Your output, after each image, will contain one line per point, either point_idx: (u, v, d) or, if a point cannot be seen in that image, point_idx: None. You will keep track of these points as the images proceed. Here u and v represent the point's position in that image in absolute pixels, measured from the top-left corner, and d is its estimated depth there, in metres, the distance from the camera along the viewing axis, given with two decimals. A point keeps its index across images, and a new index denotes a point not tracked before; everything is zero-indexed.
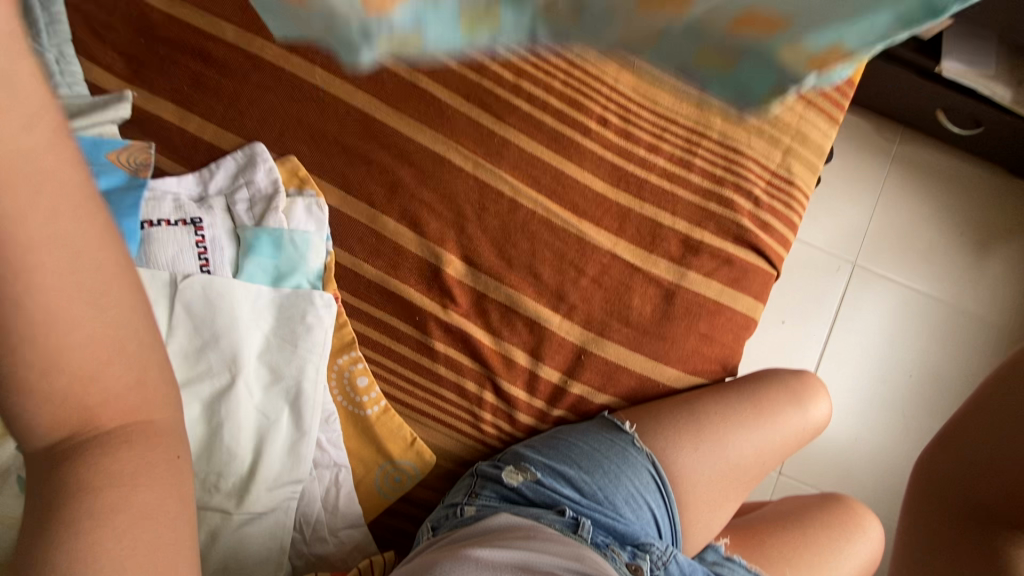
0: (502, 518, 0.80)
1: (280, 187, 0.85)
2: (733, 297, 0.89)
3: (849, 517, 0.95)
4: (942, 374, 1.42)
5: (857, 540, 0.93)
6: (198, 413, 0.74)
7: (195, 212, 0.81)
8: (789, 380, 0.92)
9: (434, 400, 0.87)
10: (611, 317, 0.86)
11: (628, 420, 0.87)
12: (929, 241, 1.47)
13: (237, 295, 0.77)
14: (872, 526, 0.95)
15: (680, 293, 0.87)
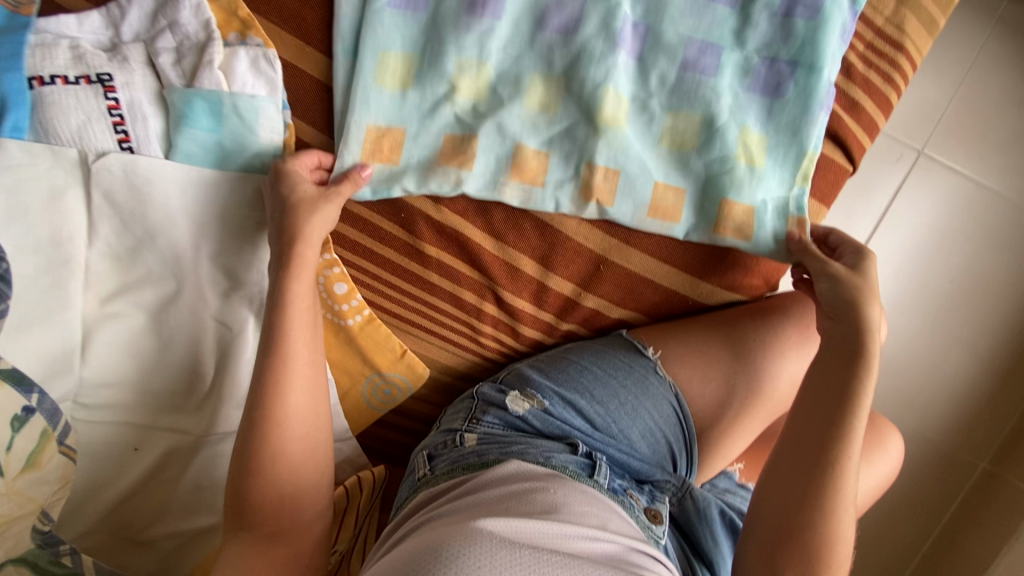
0: (511, 467, 0.67)
1: (215, 32, 0.63)
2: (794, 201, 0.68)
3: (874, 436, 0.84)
4: (991, 283, 1.29)
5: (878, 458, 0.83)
6: (143, 323, 0.62)
7: (102, 66, 0.60)
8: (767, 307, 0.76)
9: (427, 310, 0.76)
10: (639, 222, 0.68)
11: (651, 344, 0.78)
12: (1014, 128, 1.25)
13: (171, 182, 0.61)
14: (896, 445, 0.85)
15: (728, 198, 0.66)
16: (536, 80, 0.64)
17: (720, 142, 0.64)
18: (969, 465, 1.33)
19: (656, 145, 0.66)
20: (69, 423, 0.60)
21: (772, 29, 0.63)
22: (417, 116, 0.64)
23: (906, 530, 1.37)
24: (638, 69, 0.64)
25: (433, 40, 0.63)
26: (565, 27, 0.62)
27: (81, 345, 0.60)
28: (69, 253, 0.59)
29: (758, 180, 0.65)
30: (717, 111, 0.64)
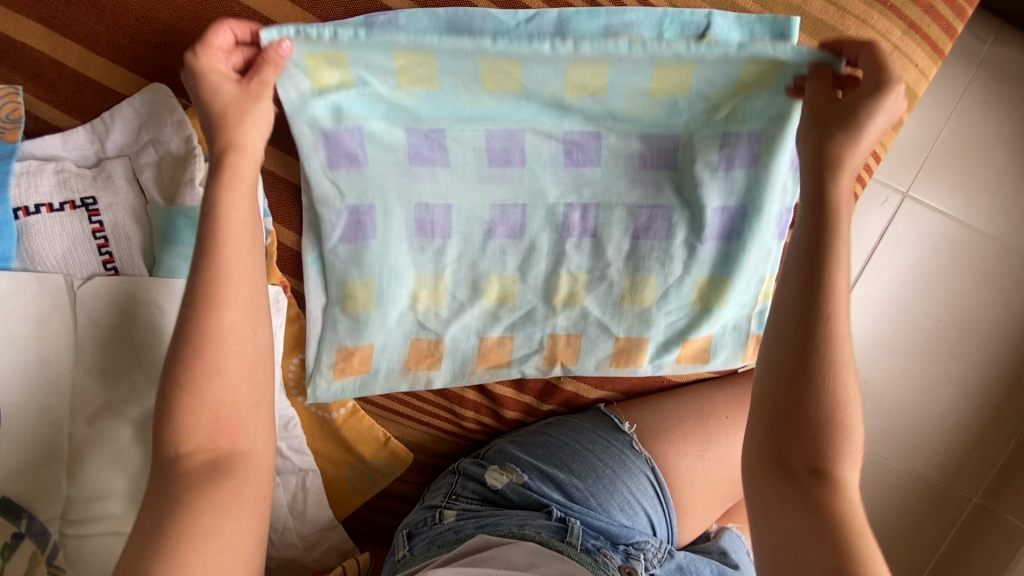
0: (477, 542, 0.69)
1: (196, 147, 0.65)
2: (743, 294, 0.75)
3: None
4: (976, 321, 1.30)
5: None
6: (129, 436, 0.63)
7: (85, 191, 0.63)
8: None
9: (410, 400, 0.78)
10: (605, 313, 0.74)
11: (628, 420, 0.80)
12: (996, 170, 1.27)
13: (154, 298, 0.63)
14: None
15: (683, 325, 0.75)
16: (491, 277, 0.71)
17: (674, 298, 0.73)
18: (963, 500, 1.34)
19: (618, 307, 0.73)
20: (58, 543, 0.61)
21: (720, 172, 0.67)
22: (386, 326, 0.71)
23: (903, 566, 1.37)
24: (592, 247, 0.71)
25: (383, 259, 0.68)
26: (512, 231, 0.69)
27: (68, 464, 0.61)
28: (55, 375, 0.60)
29: (715, 315, 0.74)
30: (669, 276, 0.72)
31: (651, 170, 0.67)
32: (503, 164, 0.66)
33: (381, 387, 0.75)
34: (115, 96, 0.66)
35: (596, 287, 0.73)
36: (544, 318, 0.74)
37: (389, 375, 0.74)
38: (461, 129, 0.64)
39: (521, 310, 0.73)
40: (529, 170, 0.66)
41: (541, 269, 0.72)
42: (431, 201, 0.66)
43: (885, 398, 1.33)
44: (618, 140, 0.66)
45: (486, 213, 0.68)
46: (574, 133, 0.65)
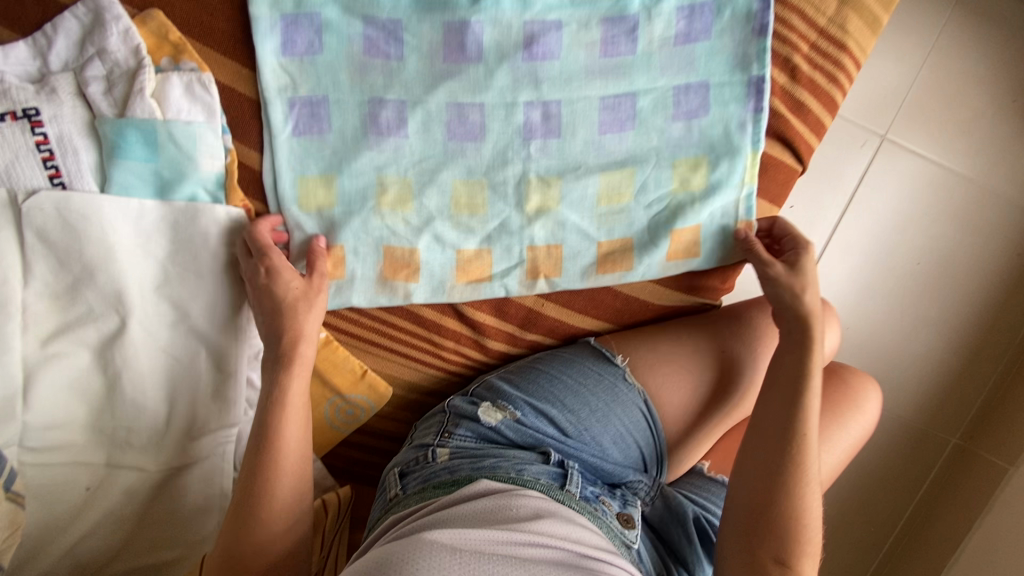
0: (478, 488, 0.64)
1: (145, 58, 0.62)
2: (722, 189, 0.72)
3: (848, 402, 0.88)
4: (955, 262, 1.31)
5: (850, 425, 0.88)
6: (88, 362, 0.61)
7: (27, 101, 0.59)
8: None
9: (388, 330, 0.76)
10: (584, 215, 0.72)
11: (620, 351, 0.79)
12: (976, 109, 1.26)
13: (108, 215, 0.60)
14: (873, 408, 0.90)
15: (668, 230, 0.73)
16: (457, 185, 0.70)
17: (652, 194, 0.72)
18: (942, 441, 1.35)
19: (595, 210, 0.72)
20: (14, 469, 0.58)
21: (676, 50, 0.68)
22: (355, 227, 0.69)
23: (884, 508, 1.38)
24: (557, 151, 0.70)
25: (342, 150, 0.67)
26: (476, 130, 0.68)
27: (23, 389, 0.58)
28: (5, 295, 0.57)
29: (698, 203, 0.72)
30: (643, 169, 0.71)
31: (605, 63, 0.68)
32: (459, 58, 0.66)
33: (357, 296, 0.71)
34: (56, 6, 0.62)
35: (568, 188, 0.71)
36: (519, 229, 0.72)
37: (362, 279, 0.71)
38: (420, 21, 0.65)
39: (496, 214, 0.71)
40: (484, 65, 0.66)
41: (512, 173, 0.70)
42: (389, 96, 0.66)
43: (865, 342, 1.34)
44: (577, 29, 0.67)
45: (443, 113, 0.67)
46: (532, 20, 0.66)
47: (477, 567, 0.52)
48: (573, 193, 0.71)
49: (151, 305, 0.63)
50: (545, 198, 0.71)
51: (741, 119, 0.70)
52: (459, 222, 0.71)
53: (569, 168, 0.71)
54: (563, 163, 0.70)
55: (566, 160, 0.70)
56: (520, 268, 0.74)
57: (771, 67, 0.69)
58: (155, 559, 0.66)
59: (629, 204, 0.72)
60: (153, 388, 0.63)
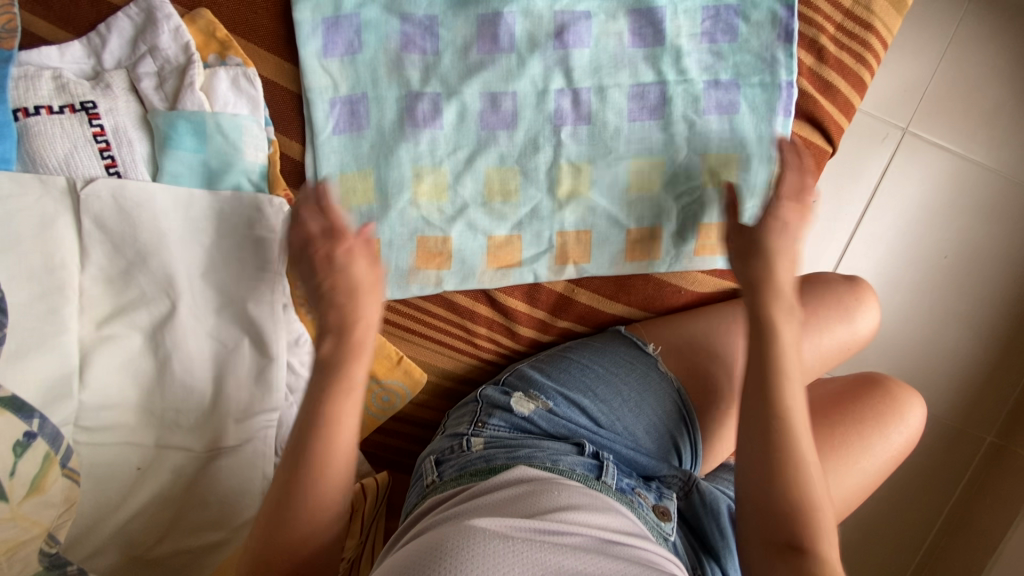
0: (519, 474, 0.63)
1: (194, 54, 0.65)
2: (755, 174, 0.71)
3: (887, 407, 0.87)
4: (984, 253, 1.29)
5: (890, 429, 0.87)
6: (139, 345, 0.63)
7: (85, 95, 0.62)
8: (844, 292, 0.75)
9: (422, 316, 0.77)
10: (615, 203, 0.73)
11: (651, 341, 0.78)
12: (999, 100, 1.26)
13: (160, 203, 0.62)
14: (915, 416, 0.88)
15: (698, 215, 0.73)
16: (491, 174, 0.71)
17: (682, 184, 0.72)
18: (977, 439, 1.32)
19: (624, 196, 0.73)
20: (71, 446, 0.59)
21: (703, 37, 0.69)
22: (392, 220, 0.70)
23: (919, 509, 1.34)
24: (588, 138, 0.71)
25: (380, 144, 0.69)
26: (509, 118, 0.70)
27: (79, 369, 0.60)
28: (63, 279, 0.59)
29: (725, 195, 0.73)
30: (674, 159, 0.72)
31: (633, 52, 0.69)
32: (492, 49, 0.68)
33: (392, 289, 0.73)
34: (111, 7, 0.65)
35: (598, 175, 0.72)
36: (551, 215, 0.73)
37: (397, 272, 0.72)
38: (454, 16, 0.68)
39: (528, 203, 0.73)
40: (517, 55, 0.68)
41: (544, 160, 0.72)
42: (424, 88, 0.69)
43: (895, 337, 1.32)
44: (605, 19, 0.69)
45: (478, 104, 0.69)
46: (562, 11, 0.68)
47: (527, 556, 0.50)
48: (603, 181, 0.72)
49: (198, 291, 0.65)
50: (576, 186, 0.73)
51: (767, 112, 0.70)
52: (492, 210, 0.73)
53: (600, 155, 0.72)
54: (594, 149, 0.72)
55: (597, 148, 0.72)
56: (552, 255, 0.75)
57: (798, 49, 0.70)
58: (201, 541, 0.67)
59: (659, 191, 0.73)
60: (200, 371, 0.65)
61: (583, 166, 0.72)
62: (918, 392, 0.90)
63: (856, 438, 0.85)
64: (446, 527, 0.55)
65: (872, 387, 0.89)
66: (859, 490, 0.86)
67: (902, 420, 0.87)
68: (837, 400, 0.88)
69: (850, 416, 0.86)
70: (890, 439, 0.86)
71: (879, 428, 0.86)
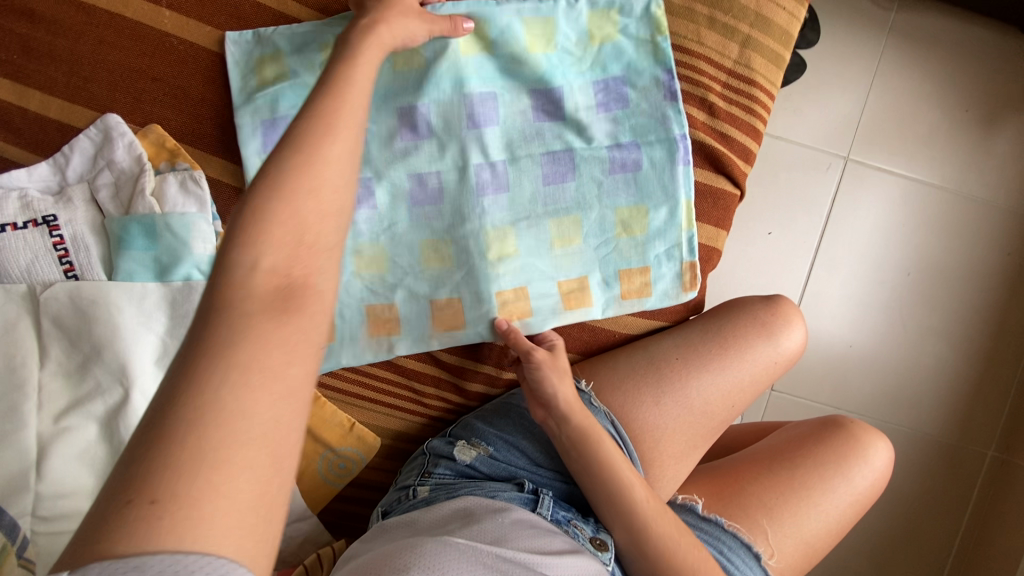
0: (456, 508, 0.69)
1: (146, 164, 0.73)
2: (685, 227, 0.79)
3: (849, 447, 0.87)
4: (944, 268, 1.31)
5: (853, 470, 0.86)
6: (95, 433, 0.67)
7: (47, 210, 0.70)
8: (761, 313, 0.81)
9: (368, 379, 0.81)
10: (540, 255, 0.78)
11: (585, 377, 0.79)
12: (931, 122, 1.32)
13: (114, 299, 0.68)
14: (879, 454, 0.88)
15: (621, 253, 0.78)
16: (425, 245, 0.78)
17: (598, 238, 0.78)
18: (978, 455, 1.30)
19: (549, 252, 0.78)
20: (26, 538, 0.61)
21: (600, 108, 0.77)
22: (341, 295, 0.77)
23: (932, 534, 1.30)
24: (509, 203, 0.77)
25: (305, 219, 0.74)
26: (435, 193, 0.77)
27: (36, 461, 0.64)
28: (23, 376, 0.65)
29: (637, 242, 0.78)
30: (587, 217, 0.78)
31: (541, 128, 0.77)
32: (412, 135, 0.76)
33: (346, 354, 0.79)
34: (73, 131, 0.74)
35: (524, 238, 0.78)
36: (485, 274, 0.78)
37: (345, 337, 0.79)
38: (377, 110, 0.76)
39: (461, 267, 0.78)
40: (435, 138, 0.76)
41: (470, 229, 0.77)
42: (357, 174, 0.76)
43: (871, 359, 1.32)
44: (509, 98, 0.76)
45: (404, 184, 0.77)
46: (468, 96, 0.76)
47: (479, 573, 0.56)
48: (525, 240, 0.78)
49: (153, 375, 0.69)
50: (504, 249, 0.78)
51: (671, 173, 0.77)
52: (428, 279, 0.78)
53: (522, 217, 0.78)
54: (513, 212, 0.78)
55: (518, 212, 0.77)
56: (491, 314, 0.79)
57: (688, 107, 0.77)
58: None
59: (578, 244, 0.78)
60: None
61: (506, 230, 0.78)
62: (881, 433, 0.90)
63: (819, 482, 0.85)
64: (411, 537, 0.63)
65: (834, 430, 0.89)
66: (825, 534, 0.84)
67: (866, 460, 0.87)
68: (800, 443, 0.89)
69: (812, 460, 0.86)
70: (854, 482, 0.86)
71: (841, 470, 0.86)
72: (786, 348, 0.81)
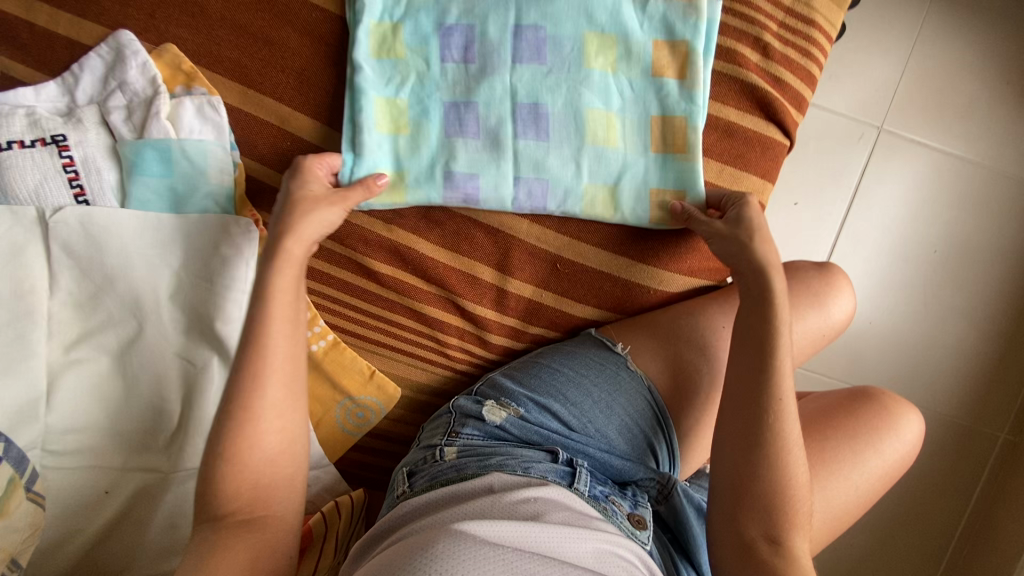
0: (490, 482, 0.66)
1: (161, 87, 0.68)
2: (733, 179, 0.74)
3: (881, 420, 0.85)
4: (976, 250, 1.24)
5: (884, 443, 0.84)
6: (107, 367, 0.65)
7: (56, 129, 0.65)
8: (811, 280, 0.78)
9: (392, 329, 0.78)
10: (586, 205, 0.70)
11: (619, 340, 0.77)
12: (976, 92, 1.22)
13: (123, 230, 0.64)
14: (907, 426, 0.86)
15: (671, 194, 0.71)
16: (485, 164, 0.68)
17: (683, 29, 0.67)
18: (989, 438, 1.26)
19: (597, 166, 0.69)
20: (37, 470, 0.61)
21: (627, 63, 0.68)
22: (412, 96, 0.68)
23: (938, 516, 1.27)
24: (522, 28, 0.66)
25: (413, 150, 0.68)
26: (486, 130, 0.68)
27: (46, 394, 0.62)
28: (31, 304, 0.62)
29: (617, 155, 0.69)
30: (624, 9, 0.67)
31: (473, 139, 0.68)
32: (458, 131, 0.68)
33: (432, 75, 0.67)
34: (83, 48, 0.68)
35: (599, 122, 0.69)
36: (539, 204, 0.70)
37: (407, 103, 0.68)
38: (419, 102, 0.68)
39: (497, 42, 0.67)
40: (481, 113, 0.68)
41: (521, 161, 0.69)
42: (430, 109, 0.68)
43: (893, 339, 1.27)
44: (508, 66, 0.67)
45: (453, 145, 0.68)
46: (489, 58, 0.67)
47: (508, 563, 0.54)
48: (592, 156, 0.69)
49: (167, 310, 0.66)
50: (561, 153, 0.69)
51: (717, 120, 0.72)
52: (469, 85, 0.67)
53: (574, 129, 0.69)
54: (572, 127, 0.69)
55: (552, 40, 0.67)
56: (547, 152, 0.69)
57: (744, 48, 0.71)
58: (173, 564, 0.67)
59: (628, 163, 0.70)
60: (170, 393, 0.66)
61: (565, 142, 0.69)
62: (912, 403, 0.87)
63: (848, 452, 0.83)
64: (437, 523, 0.60)
65: (865, 401, 0.86)
66: (852, 506, 0.83)
67: (896, 432, 0.85)
68: (828, 415, 0.86)
69: (843, 430, 0.84)
70: (881, 452, 0.84)
71: (871, 440, 0.84)
72: (835, 317, 0.79)
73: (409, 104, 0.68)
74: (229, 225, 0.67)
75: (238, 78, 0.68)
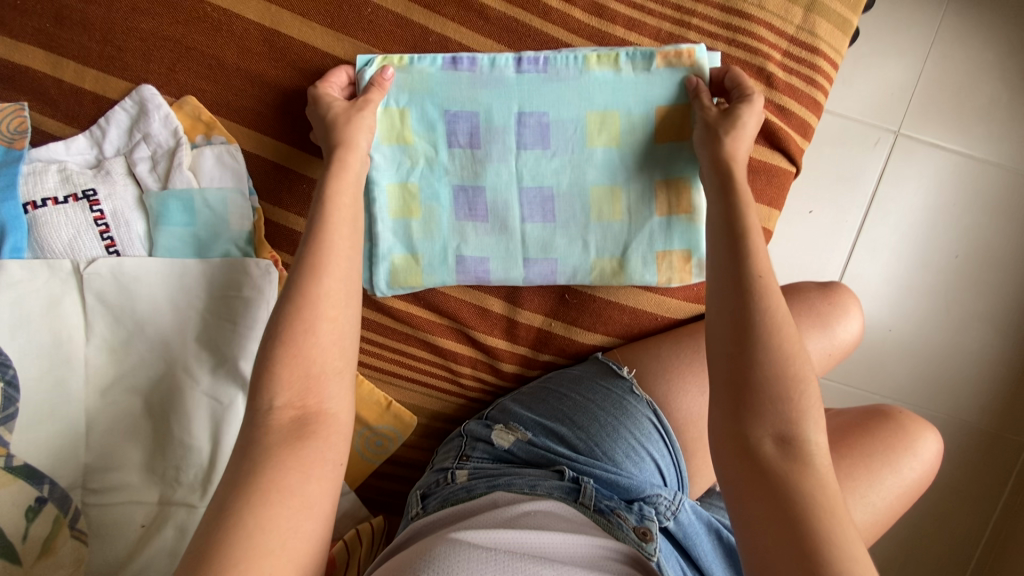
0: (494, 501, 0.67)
1: (183, 137, 0.71)
2: None
3: (897, 438, 0.84)
4: (997, 254, 1.21)
5: (901, 462, 0.84)
6: (141, 406, 0.69)
7: (86, 184, 0.69)
8: (819, 303, 0.78)
9: (406, 360, 0.81)
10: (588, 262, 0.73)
11: (626, 364, 0.78)
12: (996, 94, 1.19)
13: (150, 278, 0.69)
14: (923, 444, 0.85)
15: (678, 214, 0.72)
16: (494, 241, 0.73)
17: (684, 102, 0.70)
18: (1015, 445, 1.24)
19: (600, 239, 0.73)
20: (81, 508, 0.66)
21: (629, 137, 0.71)
22: (424, 181, 0.72)
23: (963, 525, 1.25)
24: (525, 114, 0.70)
25: (427, 233, 0.73)
26: (495, 211, 0.73)
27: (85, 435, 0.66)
28: (69, 352, 0.66)
29: (622, 229, 0.73)
30: (623, 84, 0.69)
31: (482, 224, 0.73)
32: (468, 213, 0.73)
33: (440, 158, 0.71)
34: (109, 102, 0.72)
35: (603, 200, 0.72)
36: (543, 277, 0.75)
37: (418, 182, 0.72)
38: (429, 183, 0.72)
39: (502, 129, 0.70)
40: (486, 194, 0.72)
41: (528, 237, 0.73)
42: (440, 190, 0.73)
43: (911, 345, 1.25)
44: (512, 150, 0.71)
45: (463, 223, 0.73)
46: (494, 144, 0.71)
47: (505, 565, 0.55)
48: (594, 229, 0.73)
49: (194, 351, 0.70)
50: (565, 227, 0.73)
51: None
52: (476, 170, 0.72)
53: (577, 206, 0.73)
54: (575, 204, 0.73)
55: (553, 123, 0.70)
56: (552, 229, 0.73)
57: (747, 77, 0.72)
58: None
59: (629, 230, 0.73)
60: (197, 430, 0.69)
61: (569, 219, 0.73)
62: (928, 421, 0.87)
63: (863, 471, 0.82)
64: (437, 536, 0.61)
65: (880, 419, 0.86)
66: (869, 525, 0.82)
67: (913, 451, 0.84)
68: (840, 434, 0.86)
69: (858, 450, 0.83)
70: (897, 470, 0.83)
71: (887, 459, 0.83)
72: (845, 338, 0.79)
73: (423, 187, 0.73)
74: (249, 269, 0.70)
75: (255, 126, 0.71)
